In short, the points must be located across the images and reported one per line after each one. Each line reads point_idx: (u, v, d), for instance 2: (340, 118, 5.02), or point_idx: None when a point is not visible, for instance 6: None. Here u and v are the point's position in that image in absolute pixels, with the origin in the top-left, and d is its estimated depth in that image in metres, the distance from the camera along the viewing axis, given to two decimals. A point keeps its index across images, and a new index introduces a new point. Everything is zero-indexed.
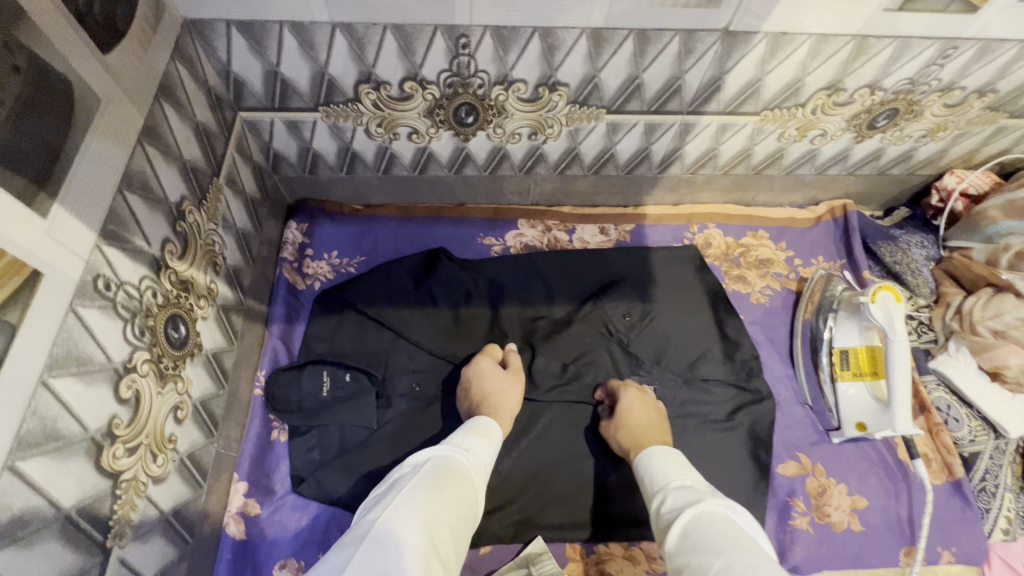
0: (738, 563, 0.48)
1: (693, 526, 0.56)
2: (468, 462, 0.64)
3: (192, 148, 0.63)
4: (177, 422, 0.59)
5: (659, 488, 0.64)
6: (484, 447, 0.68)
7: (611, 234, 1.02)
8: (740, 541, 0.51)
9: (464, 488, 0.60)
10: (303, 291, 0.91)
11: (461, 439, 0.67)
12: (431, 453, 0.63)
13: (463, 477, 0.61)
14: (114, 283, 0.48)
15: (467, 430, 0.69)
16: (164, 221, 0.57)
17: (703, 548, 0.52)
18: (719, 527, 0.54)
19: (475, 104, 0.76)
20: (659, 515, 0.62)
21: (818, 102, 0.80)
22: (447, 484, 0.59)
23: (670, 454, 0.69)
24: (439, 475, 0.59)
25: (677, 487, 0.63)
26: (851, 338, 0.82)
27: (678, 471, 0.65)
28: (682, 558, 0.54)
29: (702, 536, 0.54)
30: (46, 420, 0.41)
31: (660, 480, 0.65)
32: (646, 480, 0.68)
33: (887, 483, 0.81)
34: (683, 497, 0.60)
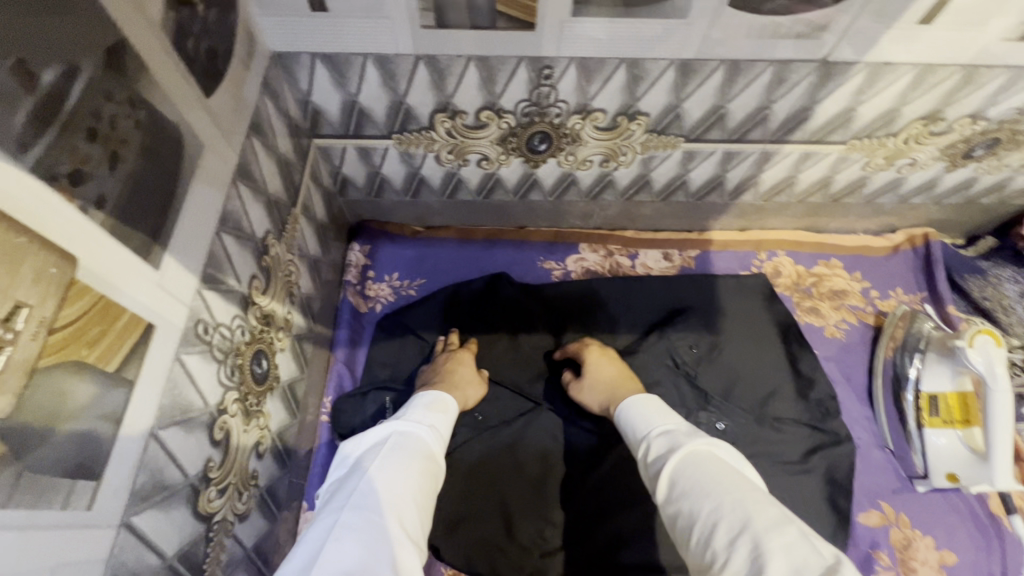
0: (728, 504, 0.45)
1: (680, 472, 0.51)
2: (429, 437, 0.60)
3: (275, 180, 0.63)
4: (258, 457, 0.59)
5: (641, 437, 0.59)
6: (441, 422, 0.64)
7: (675, 260, 0.99)
8: (731, 481, 0.48)
9: (428, 464, 0.56)
10: (365, 315, 0.91)
11: (419, 415, 0.63)
12: (390, 428, 0.58)
13: (427, 453, 0.57)
14: (210, 326, 0.48)
15: (424, 406, 0.65)
16: (252, 257, 0.57)
17: (694, 494, 0.48)
18: (709, 470, 0.50)
19: (551, 132, 0.75)
20: (644, 461, 0.57)
21: (912, 132, 0.76)
22: (411, 460, 0.54)
23: (647, 401, 0.64)
24: (402, 451, 0.55)
25: (660, 433, 0.58)
26: (941, 382, 0.78)
27: (659, 417, 0.60)
28: (675, 505, 0.49)
29: (691, 481, 0.50)
30: (155, 472, 0.41)
31: (640, 427, 0.60)
32: (628, 429, 0.62)
33: (979, 538, 0.76)
34: (666, 444, 0.56)
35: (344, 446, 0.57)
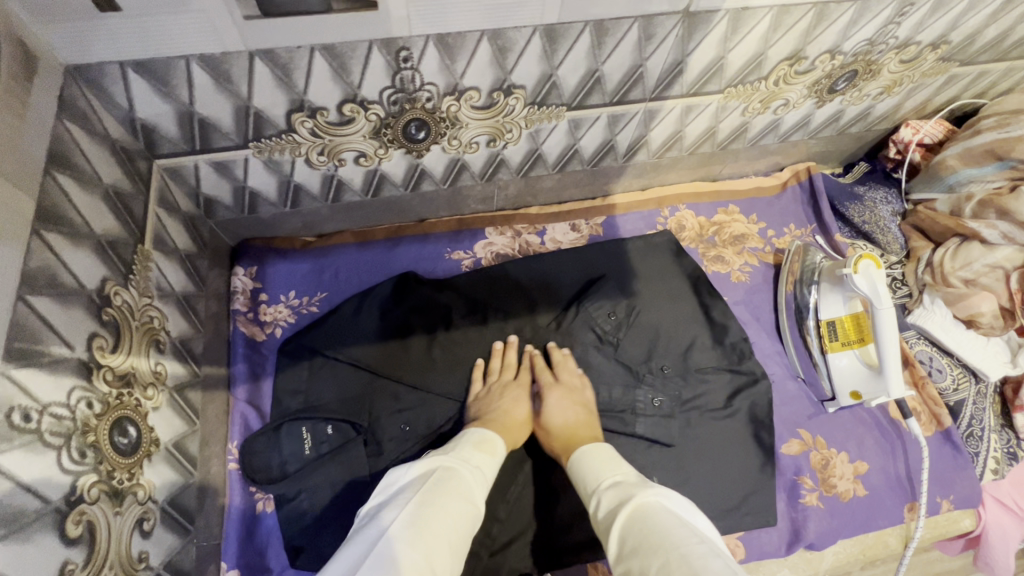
0: (674, 557, 0.47)
1: (629, 527, 0.53)
2: (474, 477, 0.58)
3: (105, 218, 0.53)
4: (145, 536, 0.52)
5: (593, 490, 0.62)
6: (489, 466, 0.62)
7: (583, 229, 0.98)
8: (680, 531, 0.50)
9: (468, 507, 0.54)
10: (264, 343, 0.82)
11: (467, 453, 0.61)
12: (434, 462, 0.58)
13: (470, 497, 0.55)
14: (34, 410, 0.40)
15: (473, 442, 0.63)
16: (88, 315, 0.48)
17: (646, 545, 0.50)
18: (657, 520, 0.52)
19: (426, 118, 0.69)
20: (598, 514, 0.59)
21: (781, 73, 0.77)
22: (453, 500, 0.53)
23: (602, 451, 0.67)
24: (446, 488, 0.54)
25: (611, 485, 0.61)
26: (836, 309, 0.82)
27: (607, 467, 0.63)
28: (627, 558, 0.51)
29: (643, 532, 0.52)
30: None
31: (592, 480, 0.63)
32: (579, 480, 0.65)
33: (884, 443, 0.83)
34: (616, 496, 0.58)
35: (389, 473, 0.57)
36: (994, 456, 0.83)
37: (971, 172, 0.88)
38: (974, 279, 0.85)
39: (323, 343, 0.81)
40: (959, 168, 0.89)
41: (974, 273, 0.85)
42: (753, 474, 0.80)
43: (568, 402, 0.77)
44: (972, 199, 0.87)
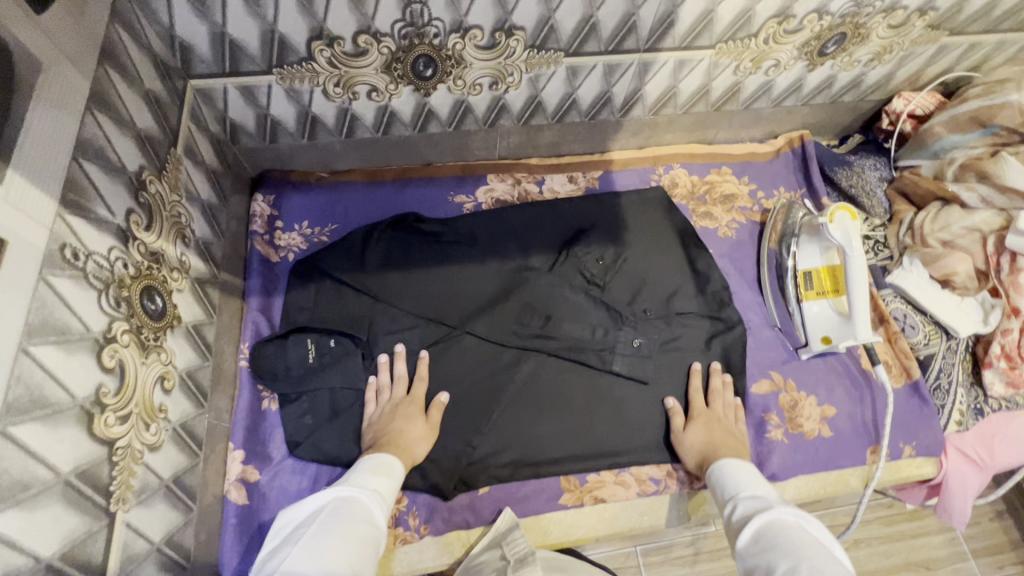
0: (804, 566, 0.51)
1: (764, 531, 0.58)
2: (373, 501, 0.64)
3: (144, 116, 0.61)
4: (165, 392, 0.59)
5: (732, 498, 0.68)
6: (387, 486, 0.68)
7: (580, 182, 1.03)
8: (813, 546, 0.54)
9: (366, 529, 0.60)
10: (277, 264, 0.90)
11: (365, 479, 0.67)
12: (331, 495, 0.63)
13: (369, 520, 0.62)
14: (81, 252, 0.48)
15: (370, 468, 0.69)
16: (126, 192, 0.56)
17: (775, 551, 0.55)
18: (789, 532, 0.56)
19: (433, 55, 0.75)
20: (732, 520, 0.65)
21: (770, 31, 0.82)
22: (349, 526, 0.59)
23: (743, 468, 0.72)
24: (339, 518, 0.60)
25: (749, 496, 0.66)
26: (813, 259, 0.86)
27: (751, 483, 0.68)
28: (752, 558, 0.57)
29: (770, 540, 0.57)
30: (31, 388, 0.41)
31: (730, 489, 0.69)
32: (719, 490, 0.71)
33: (853, 391, 0.87)
34: (754, 507, 0.64)
35: (281, 516, 0.63)
36: (959, 409, 0.86)
37: (955, 139, 0.91)
38: (951, 241, 0.89)
39: (330, 265, 0.88)
40: (944, 134, 0.92)
41: (952, 235, 0.89)
42: (726, 409, 0.85)
43: (714, 430, 0.80)
44: (954, 163, 0.90)
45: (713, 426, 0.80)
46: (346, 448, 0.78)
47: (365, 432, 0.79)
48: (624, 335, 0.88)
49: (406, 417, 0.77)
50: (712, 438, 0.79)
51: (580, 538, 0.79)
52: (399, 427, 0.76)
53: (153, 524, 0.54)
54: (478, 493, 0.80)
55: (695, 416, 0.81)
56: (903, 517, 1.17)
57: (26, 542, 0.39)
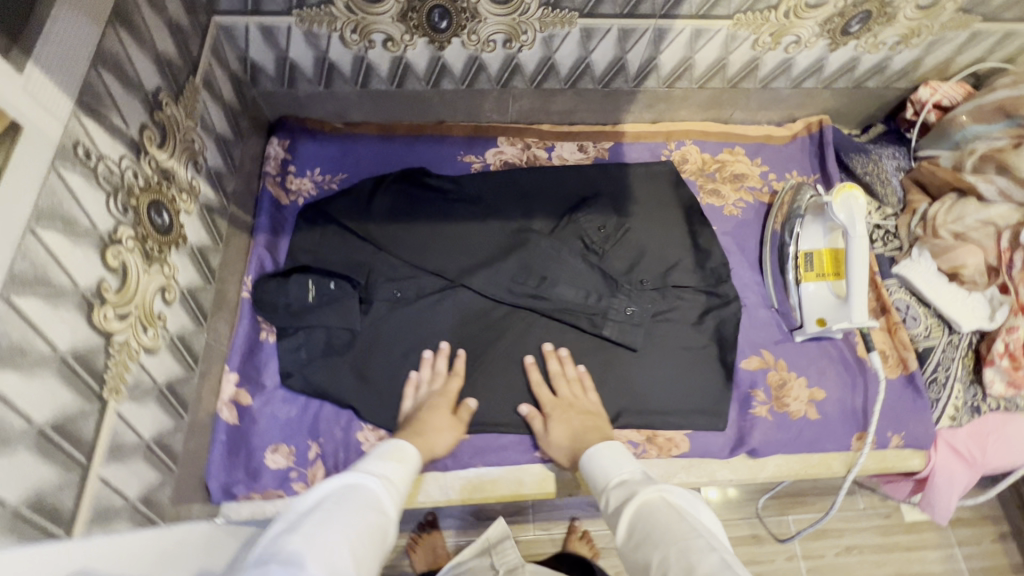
0: (672, 553, 0.51)
1: (635, 522, 0.58)
2: (381, 487, 0.59)
3: (165, 40, 0.64)
4: (165, 303, 0.62)
5: (603, 489, 0.66)
6: (397, 473, 0.63)
7: (590, 151, 1.03)
8: (678, 523, 0.54)
9: (373, 513, 0.55)
10: (286, 206, 0.93)
11: (375, 465, 0.63)
12: (348, 475, 0.59)
13: (374, 504, 0.56)
14: (93, 154, 0.51)
15: (381, 456, 0.65)
16: (141, 108, 0.59)
17: (648, 543, 0.55)
18: (655, 516, 0.56)
19: (448, 6, 0.77)
20: (607, 512, 0.64)
21: (790, 4, 0.81)
22: (361, 511, 0.54)
23: (612, 448, 0.70)
24: (347, 498, 0.55)
25: (617, 484, 0.65)
26: (817, 241, 0.86)
27: (616, 465, 0.68)
28: (632, 550, 0.56)
29: (642, 530, 0.56)
30: (35, 266, 0.44)
31: (600, 480, 0.67)
32: (591, 479, 0.69)
33: (845, 377, 0.86)
34: (621, 495, 0.63)
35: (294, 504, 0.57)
36: (954, 404, 0.85)
37: (978, 129, 0.88)
38: (964, 233, 0.87)
39: (337, 211, 0.91)
40: (967, 124, 0.89)
41: (964, 228, 0.87)
42: (713, 383, 0.85)
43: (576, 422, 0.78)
44: (974, 154, 0.88)
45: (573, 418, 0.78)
46: (336, 383, 0.81)
47: (356, 370, 0.82)
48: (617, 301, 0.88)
49: (431, 407, 0.77)
50: (573, 428, 0.77)
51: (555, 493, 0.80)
52: (422, 416, 0.76)
53: (144, 420, 0.58)
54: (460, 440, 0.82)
55: (549, 412, 0.79)
56: (900, 529, 1.15)
57: (21, 404, 0.42)
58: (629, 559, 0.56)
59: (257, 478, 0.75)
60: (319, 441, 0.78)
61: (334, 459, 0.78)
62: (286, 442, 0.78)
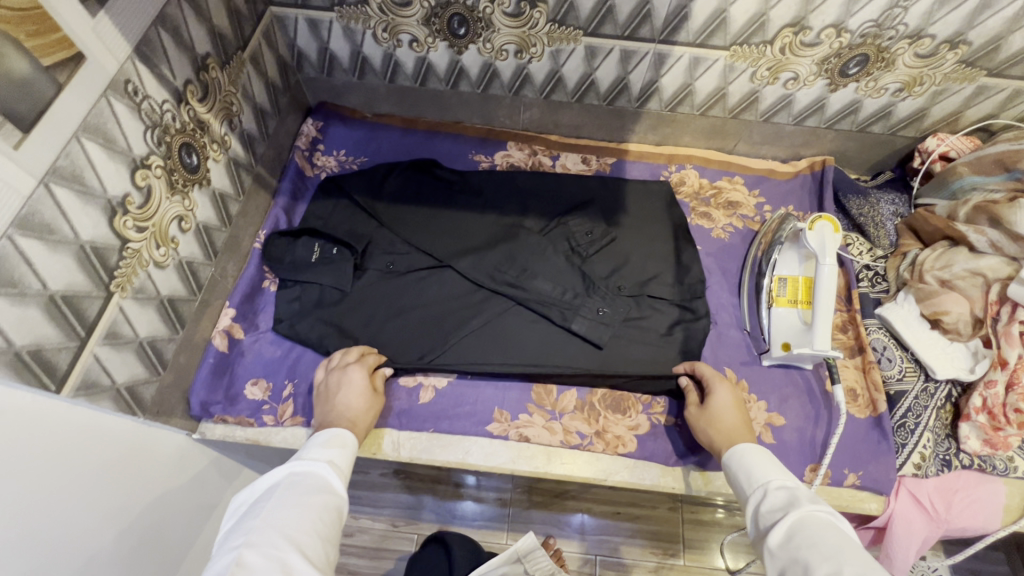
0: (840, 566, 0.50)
1: (798, 528, 0.56)
2: (330, 472, 0.68)
3: (222, 17, 0.77)
4: (181, 230, 0.73)
5: (760, 486, 0.65)
6: (342, 456, 0.71)
7: (592, 164, 1.09)
8: (848, 545, 0.52)
9: (325, 498, 0.64)
10: (309, 177, 1.04)
11: (317, 451, 0.70)
12: (290, 468, 0.66)
13: (326, 490, 0.65)
14: (140, 91, 0.63)
15: (323, 442, 0.71)
16: (190, 66, 0.71)
17: (809, 550, 0.53)
18: (824, 530, 0.55)
19: (466, 15, 0.87)
20: (759, 511, 0.63)
21: (785, 40, 0.85)
22: (309, 498, 0.63)
23: (761, 454, 0.69)
24: (293, 491, 0.63)
25: (778, 487, 0.63)
26: (792, 267, 0.87)
27: (778, 472, 0.66)
28: (788, 553, 0.55)
29: (805, 539, 0.55)
30: (75, 166, 0.55)
31: (759, 477, 0.66)
32: (740, 474, 0.68)
33: (808, 408, 0.86)
34: (783, 499, 0.61)
35: (236, 497, 0.66)
36: (921, 452, 0.82)
37: (975, 180, 0.88)
38: (950, 281, 0.85)
39: (352, 188, 1.02)
40: (966, 175, 0.89)
41: (951, 275, 0.85)
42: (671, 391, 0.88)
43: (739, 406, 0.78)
44: (968, 203, 0.87)
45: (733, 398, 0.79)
46: (320, 335, 0.89)
47: (339, 326, 0.90)
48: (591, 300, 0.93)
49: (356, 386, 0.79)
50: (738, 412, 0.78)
51: (499, 468, 0.83)
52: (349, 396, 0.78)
53: (142, 322, 0.68)
54: (418, 403, 0.86)
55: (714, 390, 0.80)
56: None
57: (41, 271, 0.53)
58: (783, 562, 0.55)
59: (234, 404, 0.83)
60: (293, 382, 0.85)
61: (304, 400, 0.85)
62: (265, 378, 0.86)
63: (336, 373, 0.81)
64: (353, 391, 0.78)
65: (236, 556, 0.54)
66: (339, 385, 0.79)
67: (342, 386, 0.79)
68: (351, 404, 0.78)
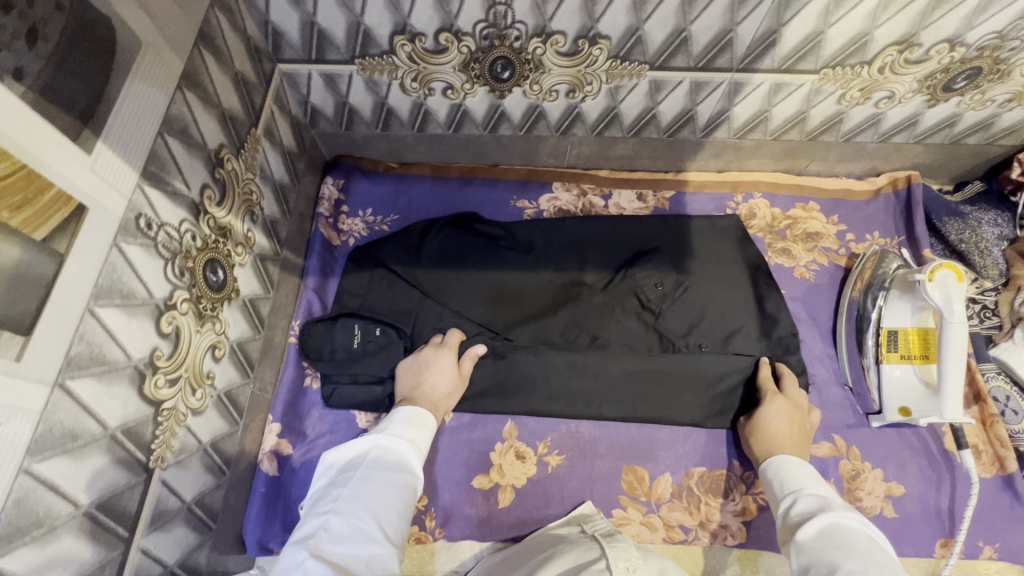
0: (873, 569, 0.48)
1: (829, 529, 0.55)
2: (411, 451, 0.64)
3: (231, 96, 0.64)
4: (215, 360, 0.62)
5: (792, 492, 0.64)
6: (423, 437, 0.68)
7: (649, 200, 0.97)
8: (881, 553, 0.50)
9: (408, 474, 0.61)
10: (338, 247, 0.92)
11: (400, 429, 0.67)
12: (375, 439, 0.64)
13: (408, 466, 0.62)
14: (154, 222, 0.51)
15: (406, 419, 0.69)
16: (203, 167, 0.59)
17: (838, 549, 0.51)
18: (856, 536, 0.53)
19: (512, 57, 0.74)
20: (787, 517, 0.61)
21: (887, 59, 0.73)
22: (390, 473, 0.60)
23: (801, 466, 0.67)
24: (379, 465, 0.60)
25: (810, 493, 0.62)
26: (902, 318, 0.77)
27: (813, 480, 0.64)
28: (814, 550, 0.53)
29: (834, 540, 0.53)
30: (91, 346, 0.43)
31: (793, 484, 0.64)
32: (776, 482, 0.67)
33: (929, 472, 0.77)
34: (814, 505, 0.60)
35: (324, 460, 0.64)
36: None
37: None
38: None
39: (385, 256, 0.87)
40: None
41: None
42: None
43: (789, 416, 0.74)
44: None
45: (787, 409, 0.75)
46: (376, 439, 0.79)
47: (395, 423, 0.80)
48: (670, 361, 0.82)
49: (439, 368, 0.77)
50: (789, 423, 0.74)
51: None
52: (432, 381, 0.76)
53: (186, 482, 0.57)
54: (497, 507, 0.77)
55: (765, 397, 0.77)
56: None
57: (69, 489, 0.42)
58: (805, 557, 0.53)
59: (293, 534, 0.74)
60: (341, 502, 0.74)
61: None
62: None
63: (427, 351, 0.78)
64: (441, 372, 0.76)
65: (322, 524, 0.52)
66: (429, 364, 0.76)
67: (431, 366, 0.77)
68: (437, 385, 0.76)
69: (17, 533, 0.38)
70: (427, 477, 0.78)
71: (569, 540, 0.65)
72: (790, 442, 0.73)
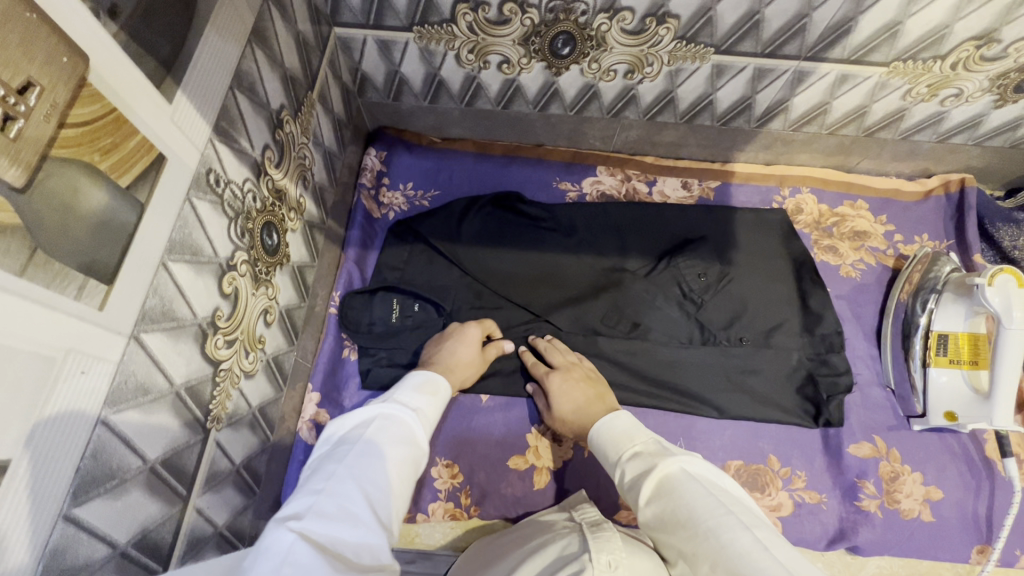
0: (702, 533, 0.47)
1: (659, 500, 0.53)
2: (415, 425, 0.58)
3: (292, 56, 0.63)
4: (266, 325, 0.61)
5: (616, 462, 0.60)
6: (431, 406, 0.63)
7: (694, 189, 0.95)
8: (703, 500, 0.50)
9: (409, 451, 0.55)
10: (378, 220, 0.91)
11: (408, 398, 0.61)
12: (380, 408, 0.58)
13: (409, 441, 0.56)
14: (221, 179, 0.50)
15: (416, 388, 0.64)
16: (266, 127, 0.58)
17: (675, 525, 0.50)
18: (681, 493, 0.51)
19: (575, 33, 0.72)
20: (624, 492, 0.58)
21: (963, 55, 0.71)
22: (388, 449, 0.52)
23: (617, 420, 0.63)
24: (380, 436, 0.53)
25: (631, 457, 0.58)
26: (954, 322, 0.75)
27: (628, 435, 0.61)
28: (662, 533, 0.51)
29: (668, 510, 0.51)
30: (163, 301, 0.43)
31: (612, 453, 0.60)
32: (601, 453, 0.63)
33: (968, 478, 0.77)
34: (638, 470, 0.56)
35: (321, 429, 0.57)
36: None
37: None
38: None
39: (425, 231, 0.85)
40: None
41: None
42: (813, 464, 0.78)
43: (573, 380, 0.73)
44: None
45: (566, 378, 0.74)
46: None
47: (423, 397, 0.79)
48: (711, 351, 0.81)
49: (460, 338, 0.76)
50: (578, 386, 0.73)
51: None
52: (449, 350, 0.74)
53: (236, 444, 0.57)
54: (533, 488, 0.77)
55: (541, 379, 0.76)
56: None
57: (140, 444, 0.42)
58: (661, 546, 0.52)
59: None
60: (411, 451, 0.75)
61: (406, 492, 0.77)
62: None
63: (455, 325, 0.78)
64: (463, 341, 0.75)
65: (313, 501, 0.44)
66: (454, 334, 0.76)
67: (456, 336, 0.76)
68: (459, 353, 0.74)
69: (91, 485, 0.37)
70: (463, 455, 0.78)
71: (554, 531, 0.60)
72: (592, 402, 0.70)
